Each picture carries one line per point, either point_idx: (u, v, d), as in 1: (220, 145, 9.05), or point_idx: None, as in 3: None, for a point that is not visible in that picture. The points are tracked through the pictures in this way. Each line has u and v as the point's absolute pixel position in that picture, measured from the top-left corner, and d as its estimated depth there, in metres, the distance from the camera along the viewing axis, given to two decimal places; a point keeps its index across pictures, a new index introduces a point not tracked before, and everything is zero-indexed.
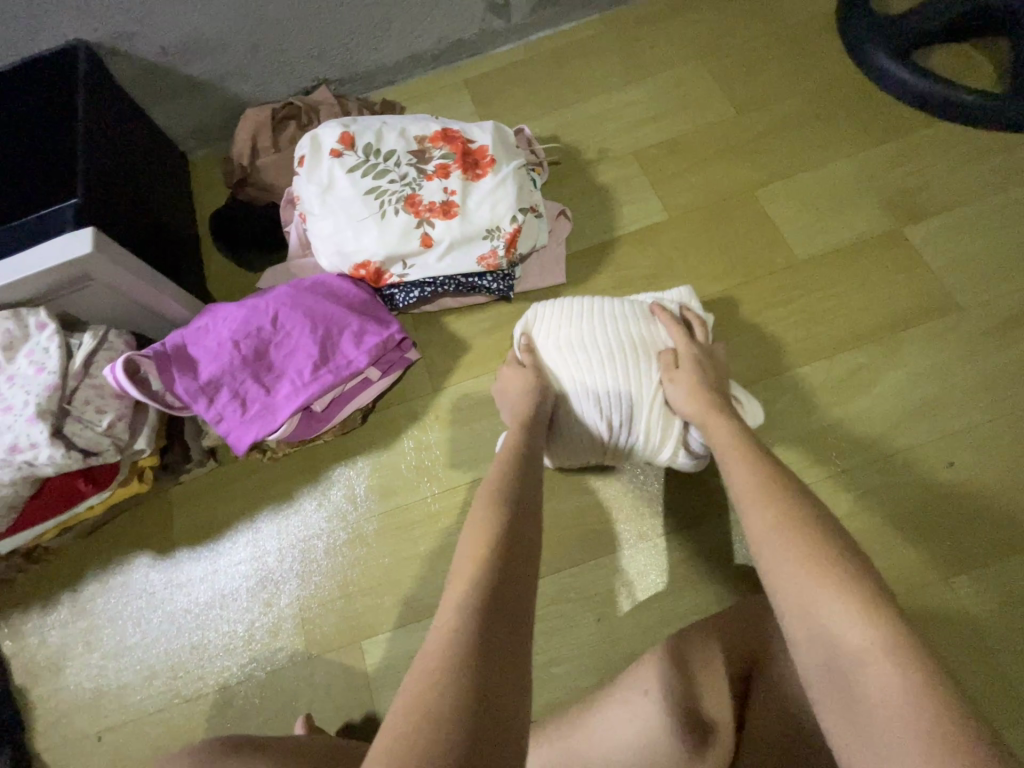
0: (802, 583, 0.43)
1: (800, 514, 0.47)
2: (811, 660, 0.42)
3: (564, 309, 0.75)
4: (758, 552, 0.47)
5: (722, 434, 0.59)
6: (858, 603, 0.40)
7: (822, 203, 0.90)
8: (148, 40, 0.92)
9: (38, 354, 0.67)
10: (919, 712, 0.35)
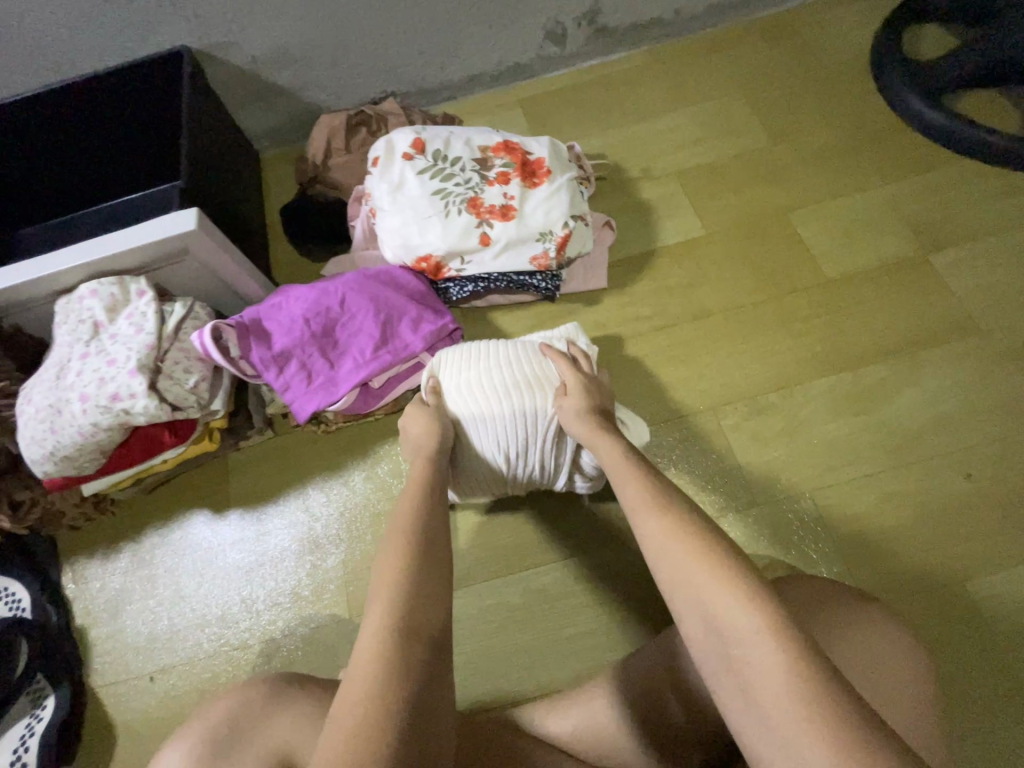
0: (694, 582, 0.45)
1: (686, 514, 0.50)
2: (709, 656, 0.43)
3: (466, 350, 0.76)
4: (652, 554, 0.49)
5: (612, 451, 0.61)
6: (746, 591, 0.42)
7: (852, 228, 0.96)
8: (243, 49, 1.02)
9: (137, 317, 0.75)
10: (790, 681, 0.38)
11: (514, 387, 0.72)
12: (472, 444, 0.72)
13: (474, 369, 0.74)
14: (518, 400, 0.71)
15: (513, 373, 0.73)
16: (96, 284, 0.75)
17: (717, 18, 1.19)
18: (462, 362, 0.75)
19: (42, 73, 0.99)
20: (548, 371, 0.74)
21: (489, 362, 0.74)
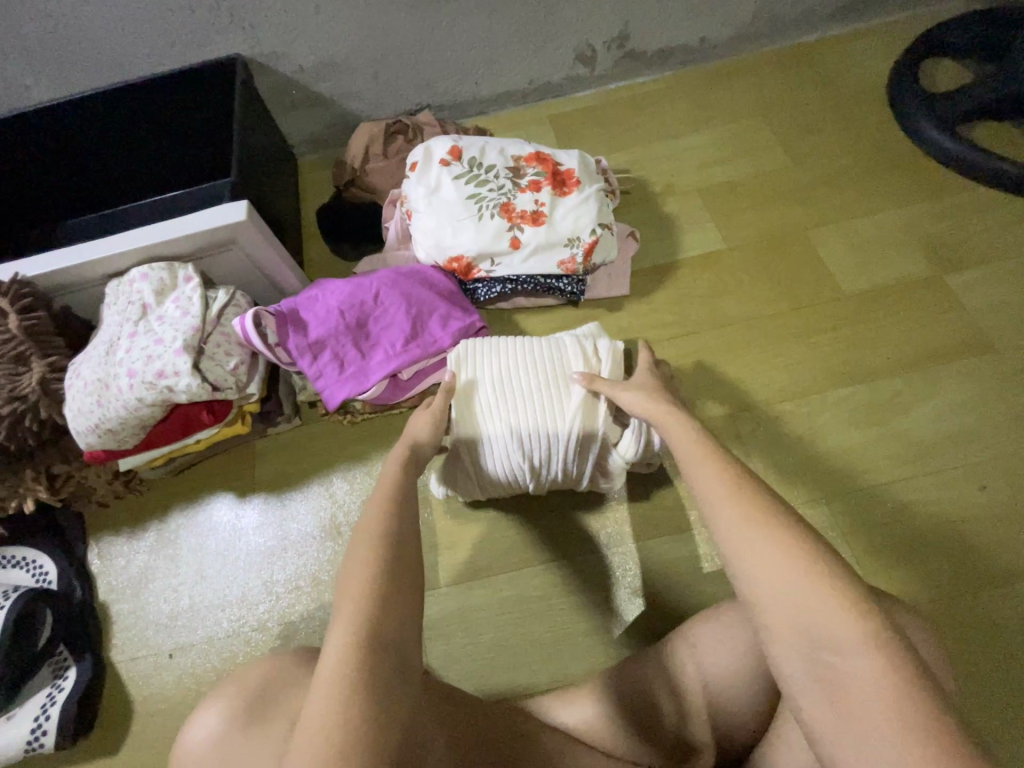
0: (787, 579, 0.42)
1: (775, 506, 0.45)
2: (793, 655, 0.41)
3: (490, 350, 0.75)
4: (727, 549, 0.45)
5: (682, 431, 0.56)
6: (848, 596, 0.40)
7: (869, 246, 0.99)
8: (292, 59, 1.08)
9: (183, 301, 0.79)
10: (896, 693, 0.37)
11: (539, 384, 0.72)
12: (489, 438, 0.72)
13: (498, 364, 0.74)
14: (541, 398, 0.71)
15: (539, 370, 0.73)
16: (147, 269, 0.79)
17: (739, 47, 1.25)
18: (488, 356, 0.75)
19: (103, 75, 1.05)
20: (579, 369, 0.73)
21: (515, 358, 0.74)
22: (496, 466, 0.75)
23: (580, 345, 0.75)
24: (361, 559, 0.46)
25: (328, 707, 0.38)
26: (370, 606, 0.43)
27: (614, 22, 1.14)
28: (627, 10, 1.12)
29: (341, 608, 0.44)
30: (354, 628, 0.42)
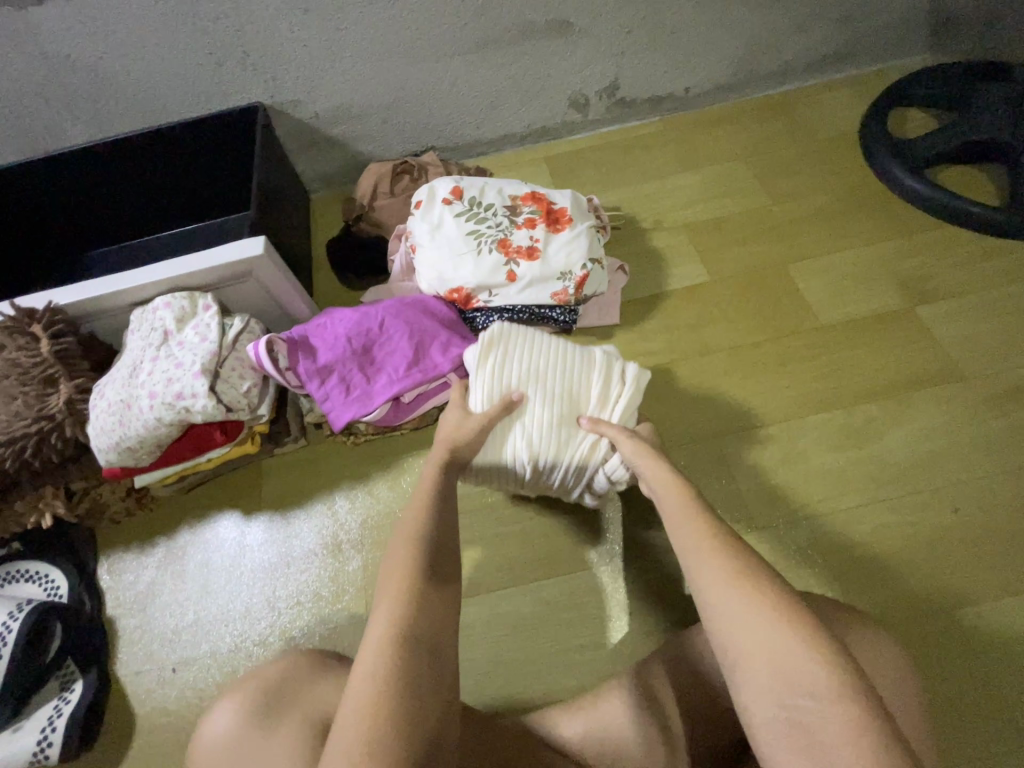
0: (765, 633, 0.46)
1: (754, 564, 0.50)
2: (768, 705, 0.44)
3: (517, 350, 0.78)
4: (706, 599, 0.49)
5: (667, 480, 0.60)
6: (820, 649, 0.44)
7: (844, 280, 1.06)
8: (307, 107, 1.17)
9: (202, 328, 0.84)
10: (854, 737, 0.41)
11: (560, 395, 0.76)
12: (502, 438, 0.74)
13: (528, 371, 0.77)
14: (559, 411, 0.75)
15: (562, 383, 0.77)
16: (170, 298, 0.85)
17: (722, 95, 1.34)
18: (519, 357, 0.78)
19: (135, 120, 1.14)
20: (599, 389, 0.77)
21: (542, 367, 0.77)
22: (503, 466, 0.76)
23: (606, 366, 0.79)
24: (400, 568, 0.52)
25: (366, 704, 0.44)
26: (407, 615, 0.48)
27: (606, 74, 1.24)
28: (617, 63, 1.22)
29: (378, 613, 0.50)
30: (388, 629, 0.48)
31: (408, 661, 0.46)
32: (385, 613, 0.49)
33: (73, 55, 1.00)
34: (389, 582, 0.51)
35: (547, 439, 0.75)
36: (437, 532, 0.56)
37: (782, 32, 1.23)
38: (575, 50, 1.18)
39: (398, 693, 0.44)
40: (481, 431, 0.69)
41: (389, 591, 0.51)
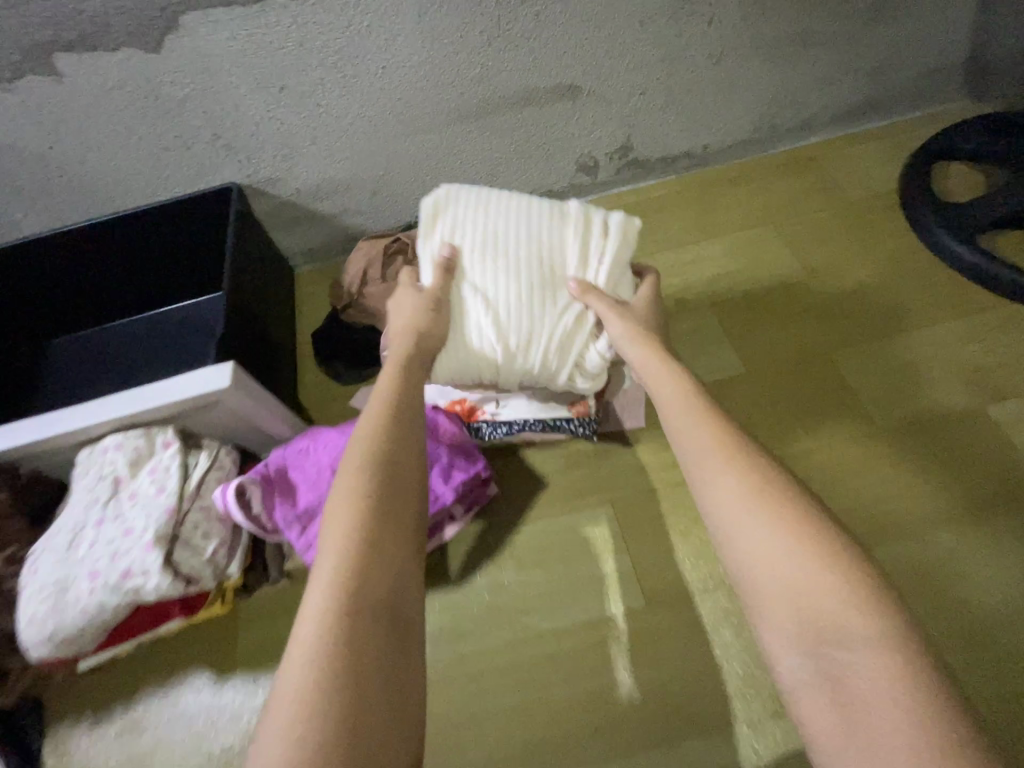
0: (776, 562, 0.41)
1: (772, 477, 0.46)
2: (783, 638, 0.40)
3: (475, 200, 0.75)
4: (721, 513, 0.46)
5: (670, 385, 0.58)
6: (835, 570, 0.39)
7: (898, 374, 0.93)
8: (287, 184, 1.05)
9: (159, 473, 0.71)
10: (899, 692, 0.34)
11: (527, 253, 0.72)
12: (465, 307, 0.71)
13: (483, 242, 0.73)
14: (526, 277, 0.71)
15: (526, 249, 0.72)
16: (123, 437, 0.72)
17: (743, 151, 1.22)
18: (472, 239, 0.74)
19: (91, 207, 1.01)
20: (567, 258, 0.73)
21: (502, 240, 0.73)
22: (471, 348, 0.71)
23: (581, 220, 0.74)
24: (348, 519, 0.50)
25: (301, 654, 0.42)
26: (345, 554, 0.48)
27: (616, 136, 1.12)
28: (629, 124, 1.10)
29: (323, 560, 0.49)
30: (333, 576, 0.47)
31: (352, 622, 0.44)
32: (332, 566, 0.48)
33: (18, 145, 0.88)
34: (338, 533, 0.49)
35: (515, 298, 0.71)
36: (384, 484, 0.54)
37: (810, 85, 1.12)
38: (583, 114, 1.06)
39: (346, 655, 0.43)
40: (430, 314, 0.69)
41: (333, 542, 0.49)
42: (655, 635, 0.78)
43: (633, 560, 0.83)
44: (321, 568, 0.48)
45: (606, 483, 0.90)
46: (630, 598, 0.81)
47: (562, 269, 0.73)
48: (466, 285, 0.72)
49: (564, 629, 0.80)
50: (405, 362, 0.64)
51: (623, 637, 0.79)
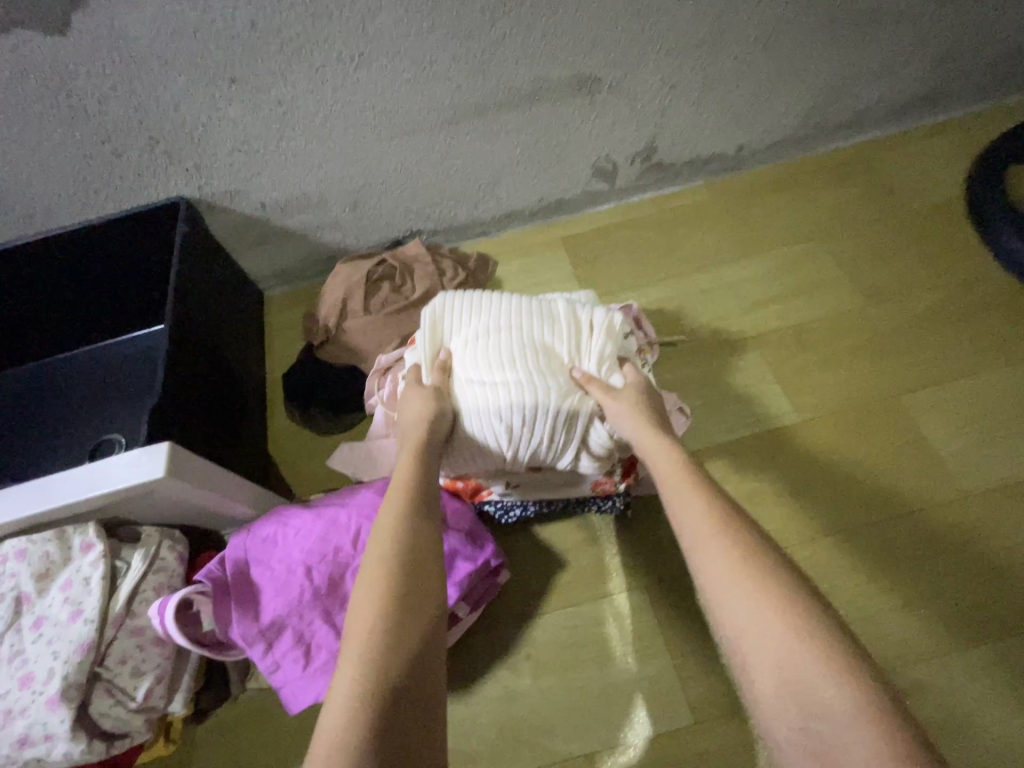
0: (773, 645, 0.38)
1: (757, 543, 0.43)
2: (780, 726, 0.36)
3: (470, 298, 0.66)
4: (709, 586, 0.43)
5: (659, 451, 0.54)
6: (826, 659, 0.36)
7: (978, 428, 0.80)
8: (249, 197, 0.88)
9: (75, 590, 0.55)
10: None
11: (525, 340, 0.62)
12: (461, 402, 0.61)
13: (479, 324, 0.64)
14: (524, 362, 0.60)
15: (524, 332, 0.62)
16: (25, 543, 0.56)
17: (783, 151, 1.06)
18: (469, 317, 0.65)
19: (6, 227, 0.83)
20: (573, 338, 0.63)
21: (499, 319, 0.63)
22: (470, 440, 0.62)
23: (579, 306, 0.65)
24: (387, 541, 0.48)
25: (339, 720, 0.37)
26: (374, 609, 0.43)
27: (639, 137, 0.95)
28: (655, 123, 0.94)
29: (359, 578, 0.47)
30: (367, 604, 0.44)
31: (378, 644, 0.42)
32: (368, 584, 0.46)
33: None
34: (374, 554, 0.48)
35: (513, 384, 0.60)
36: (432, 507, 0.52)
37: (866, 74, 0.95)
38: (603, 110, 0.89)
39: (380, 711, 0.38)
40: (425, 405, 0.60)
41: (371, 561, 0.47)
42: (707, 762, 0.64)
43: (675, 664, 0.68)
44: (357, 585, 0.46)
45: (638, 562, 0.74)
46: (671, 713, 0.66)
47: (568, 349, 0.62)
48: (458, 368, 0.62)
49: (592, 756, 0.65)
50: (419, 447, 0.57)
51: (669, 764, 0.64)
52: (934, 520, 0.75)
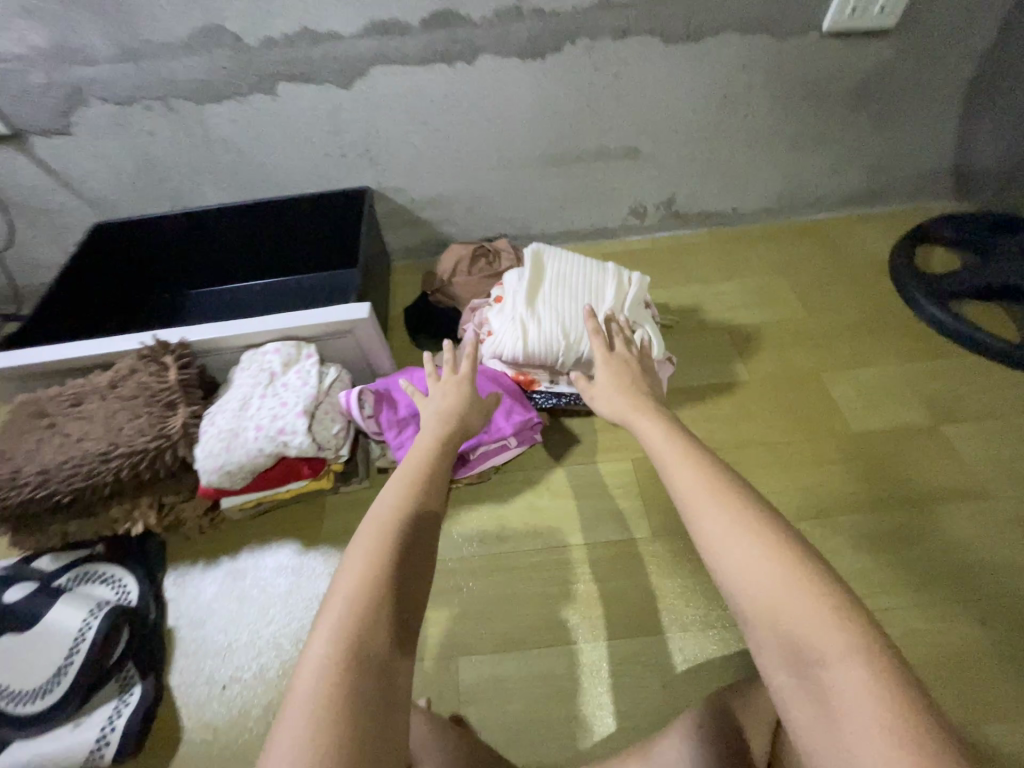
0: (782, 592, 0.46)
1: (770, 514, 0.51)
2: (794, 678, 0.44)
3: (550, 262, 1.09)
4: (723, 547, 0.50)
5: (657, 430, 0.68)
6: (849, 612, 0.43)
7: (875, 395, 1.15)
8: (405, 192, 1.36)
9: (303, 372, 0.96)
10: (902, 712, 0.38)
11: (583, 291, 1.06)
12: (542, 319, 1.04)
13: (555, 278, 1.07)
14: (583, 304, 1.05)
15: (583, 279, 1.07)
16: (280, 344, 0.99)
17: (764, 216, 1.51)
18: (548, 273, 1.08)
19: (257, 189, 1.31)
20: (613, 290, 1.07)
21: (568, 274, 1.07)
22: (544, 344, 1.03)
23: (616, 275, 1.09)
24: (369, 559, 0.51)
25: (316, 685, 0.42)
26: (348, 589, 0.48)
27: (663, 191, 1.42)
28: (675, 184, 1.41)
29: (330, 597, 0.48)
30: (340, 625, 0.45)
31: (353, 664, 0.44)
32: (341, 604, 0.47)
33: (227, 138, 1.20)
34: (354, 570, 0.50)
35: (576, 315, 1.04)
36: (420, 520, 0.57)
37: (823, 172, 1.41)
38: (641, 169, 1.37)
39: (347, 670, 0.43)
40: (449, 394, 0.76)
41: (350, 578, 0.49)
42: (657, 558, 0.97)
43: (645, 504, 1.03)
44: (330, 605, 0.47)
45: (628, 445, 1.11)
46: (637, 529, 1.01)
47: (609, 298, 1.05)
48: (541, 301, 1.05)
49: (585, 547, 0.99)
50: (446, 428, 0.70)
51: (633, 556, 0.98)
52: (836, 445, 1.08)
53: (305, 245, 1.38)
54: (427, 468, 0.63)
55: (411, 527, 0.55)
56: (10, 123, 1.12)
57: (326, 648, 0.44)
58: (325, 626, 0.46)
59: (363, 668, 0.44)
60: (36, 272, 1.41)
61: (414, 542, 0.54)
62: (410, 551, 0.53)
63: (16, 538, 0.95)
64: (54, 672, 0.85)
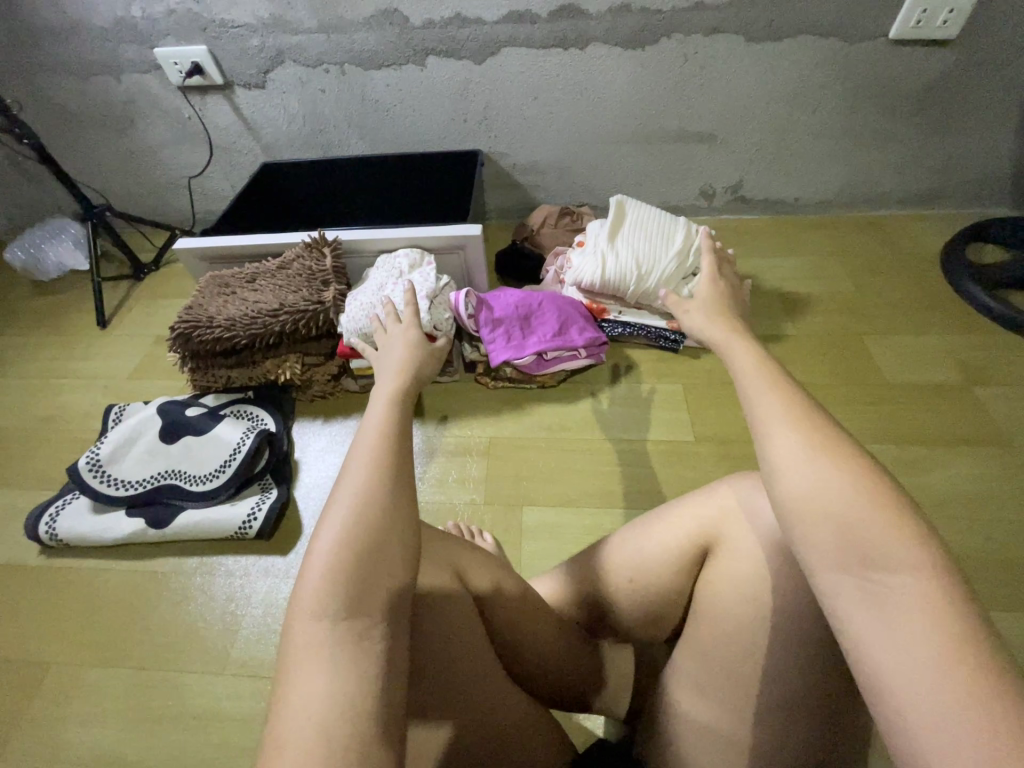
0: (846, 501, 0.42)
1: (838, 433, 0.46)
2: (841, 590, 0.40)
3: (632, 209, 1.30)
4: (782, 469, 0.45)
5: (749, 354, 0.55)
6: (909, 529, 0.40)
7: (911, 358, 1.27)
8: (509, 158, 1.62)
9: (424, 273, 1.20)
10: (943, 616, 0.36)
11: (657, 233, 1.26)
12: (619, 251, 1.25)
13: (632, 221, 1.29)
14: (655, 244, 1.25)
15: (658, 224, 1.27)
16: (409, 252, 1.24)
17: (825, 208, 1.67)
18: (627, 217, 1.29)
19: (390, 145, 1.60)
20: (684, 236, 1.26)
21: (644, 219, 1.28)
22: (618, 272, 1.24)
23: (689, 226, 1.27)
24: (344, 522, 0.47)
25: (307, 653, 0.42)
26: (326, 552, 0.45)
27: (733, 176, 1.61)
28: (743, 171, 1.60)
29: (309, 566, 0.45)
30: (323, 585, 0.44)
31: (343, 621, 0.43)
32: (319, 574, 0.45)
33: (377, 99, 1.50)
34: (330, 537, 0.46)
35: (648, 252, 1.24)
36: (397, 470, 0.51)
37: (885, 170, 1.56)
38: (715, 153, 1.57)
39: (340, 631, 0.43)
40: (425, 355, 0.68)
41: (325, 548, 0.46)
42: (698, 458, 1.13)
43: (690, 417, 1.20)
44: (310, 577, 0.44)
45: (680, 375, 1.29)
46: (681, 435, 1.18)
47: (679, 242, 1.25)
48: (618, 238, 1.27)
49: (634, 441, 1.17)
50: (408, 374, 0.63)
51: (678, 454, 1.14)
52: (868, 391, 1.22)
53: (421, 197, 1.63)
54: (394, 416, 0.56)
55: (387, 477, 0.50)
56: (224, 75, 1.47)
57: (311, 619, 0.43)
58: (304, 599, 0.44)
59: (349, 620, 0.43)
60: (210, 200, 1.77)
61: (390, 497, 0.49)
62: (387, 507, 0.48)
63: (194, 375, 1.25)
64: (219, 466, 1.11)
